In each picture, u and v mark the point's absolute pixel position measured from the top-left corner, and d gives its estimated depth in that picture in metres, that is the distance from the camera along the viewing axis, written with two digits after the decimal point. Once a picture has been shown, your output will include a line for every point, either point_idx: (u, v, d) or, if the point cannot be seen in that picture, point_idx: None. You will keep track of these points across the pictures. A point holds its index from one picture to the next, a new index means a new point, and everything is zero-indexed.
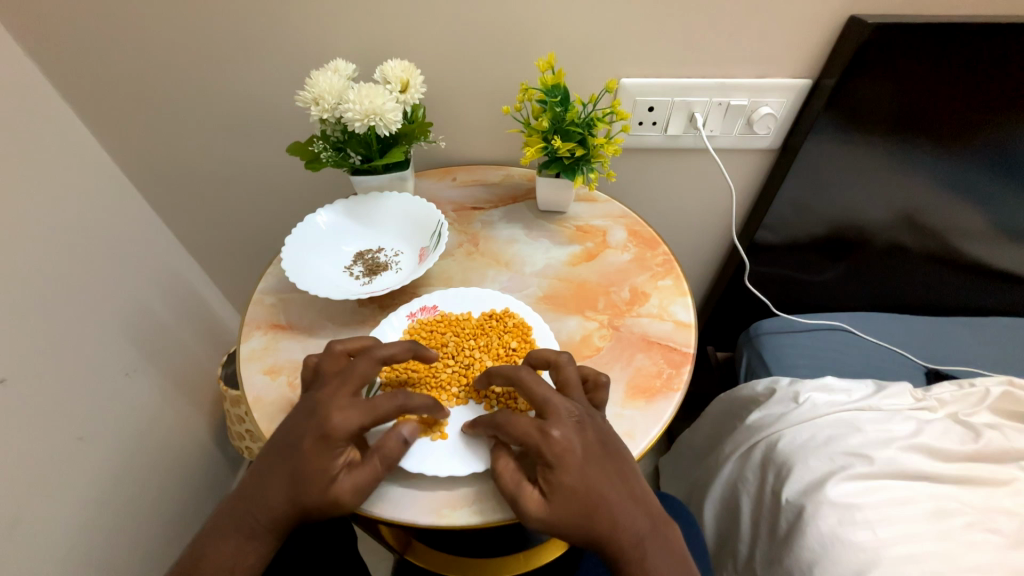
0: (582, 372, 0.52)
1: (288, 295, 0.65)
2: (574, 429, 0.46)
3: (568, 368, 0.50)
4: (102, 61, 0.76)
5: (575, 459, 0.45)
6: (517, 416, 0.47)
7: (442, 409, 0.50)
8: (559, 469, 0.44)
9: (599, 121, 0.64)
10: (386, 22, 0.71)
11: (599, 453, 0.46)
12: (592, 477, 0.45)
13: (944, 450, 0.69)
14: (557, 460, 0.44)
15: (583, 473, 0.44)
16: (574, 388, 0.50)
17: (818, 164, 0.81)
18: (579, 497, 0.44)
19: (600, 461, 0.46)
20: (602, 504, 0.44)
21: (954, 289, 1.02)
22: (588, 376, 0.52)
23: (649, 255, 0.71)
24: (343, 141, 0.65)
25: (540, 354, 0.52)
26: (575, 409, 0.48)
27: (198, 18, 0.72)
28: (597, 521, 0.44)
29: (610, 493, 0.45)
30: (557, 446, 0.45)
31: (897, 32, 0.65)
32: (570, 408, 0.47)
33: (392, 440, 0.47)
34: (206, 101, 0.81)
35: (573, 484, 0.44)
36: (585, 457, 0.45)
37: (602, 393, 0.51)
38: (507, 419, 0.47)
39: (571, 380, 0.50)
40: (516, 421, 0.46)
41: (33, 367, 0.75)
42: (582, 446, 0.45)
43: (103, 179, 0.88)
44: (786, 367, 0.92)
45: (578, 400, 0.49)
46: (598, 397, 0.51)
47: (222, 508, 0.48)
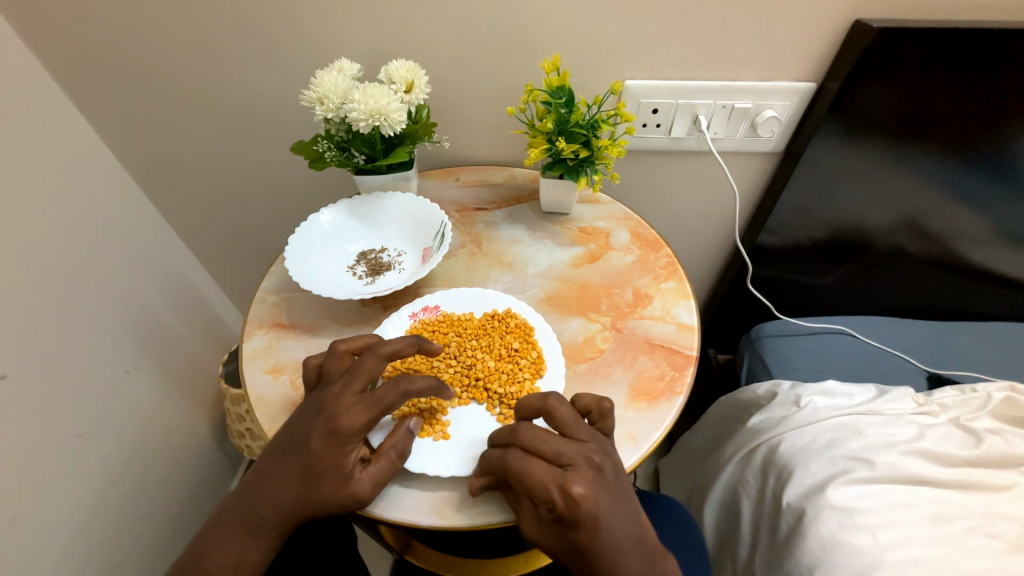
0: (583, 404, 0.49)
1: (291, 294, 0.65)
2: (594, 477, 0.43)
3: (562, 410, 0.47)
4: (105, 59, 0.77)
5: (595, 512, 0.42)
6: (532, 464, 0.43)
7: (445, 391, 0.51)
8: (576, 524, 0.42)
9: (604, 123, 0.64)
10: (391, 23, 0.71)
11: (617, 500, 0.44)
12: (611, 529, 0.42)
13: (945, 455, 0.69)
14: (576, 516, 0.42)
15: (601, 529, 0.42)
16: (575, 426, 0.46)
17: (822, 168, 0.81)
18: (597, 552, 0.42)
19: (618, 508, 0.43)
20: (620, 556, 0.42)
21: (955, 293, 1.02)
22: (591, 407, 0.49)
23: (651, 257, 0.71)
24: (346, 141, 0.65)
25: (530, 402, 0.49)
26: (588, 451, 0.45)
27: (201, 17, 0.72)
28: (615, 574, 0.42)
29: (628, 543, 0.43)
30: (576, 500, 0.42)
31: (900, 38, 0.65)
32: (587, 451, 0.44)
33: (403, 432, 0.48)
34: (209, 98, 0.81)
35: (592, 538, 0.42)
36: (606, 507, 0.43)
37: (603, 421, 0.49)
38: (520, 468, 0.44)
39: (572, 418, 0.47)
40: (528, 471, 0.43)
41: (34, 363, 0.75)
42: (601, 495, 0.43)
43: (106, 176, 0.88)
44: (787, 370, 0.92)
45: (586, 438, 0.46)
46: (605, 426, 0.49)
47: (227, 505, 0.48)
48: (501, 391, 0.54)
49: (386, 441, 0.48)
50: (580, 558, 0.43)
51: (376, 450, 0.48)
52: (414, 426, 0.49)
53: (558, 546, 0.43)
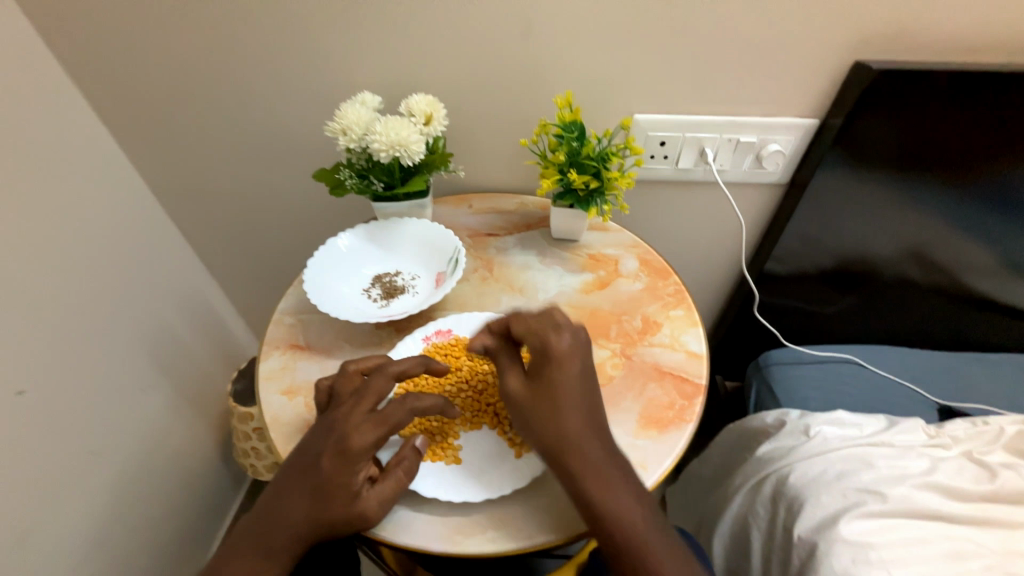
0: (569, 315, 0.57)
1: (307, 315, 0.67)
2: (582, 341, 0.51)
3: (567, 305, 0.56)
4: (140, 90, 0.81)
5: (571, 363, 0.50)
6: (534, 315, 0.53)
7: (450, 407, 0.53)
8: (554, 364, 0.49)
9: (614, 156, 0.66)
10: (412, 60, 0.76)
11: (590, 371, 0.51)
12: (577, 383, 0.49)
13: (959, 489, 0.68)
14: (556, 357, 0.50)
15: (571, 378, 0.49)
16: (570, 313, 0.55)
17: (826, 198, 0.83)
18: (560, 395, 0.48)
19: (589, 376, 0.51)
20: (576, 412, 0.48)
21: (962, 323, 1.02)
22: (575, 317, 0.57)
23: (660, 285, 0.72)
24: (367, 169, 0.68)
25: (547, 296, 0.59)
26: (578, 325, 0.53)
27: (233, 53, 0.77)
28: (567, 423, 0.47)
29: (585, 404, 0.49)
30: (560, 345, 0.50)
31: (898, 78, 0.68)
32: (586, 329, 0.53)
33: (410, 447, 0.49)
34: (236, 127, 0.85)
35: (561, 380, 0.49)
36: (579, 363, 0.50)
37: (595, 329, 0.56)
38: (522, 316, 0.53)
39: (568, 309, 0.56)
40: (530, 318, 0.52)
41: (52, 379, 0.77)
42: (581, 355, 0.51)
43: (133, 198, 0.92)
44: (795, 399, 0.91)
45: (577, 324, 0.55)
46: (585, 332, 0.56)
47: (238, 529, 0.48)
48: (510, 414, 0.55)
49: (393, 457, 0.49)
50: (542, 398, 0.48)
51: (384, 469, 0.48)
52: (421, 445, 0.50)
53: (527, 386, 0.50)
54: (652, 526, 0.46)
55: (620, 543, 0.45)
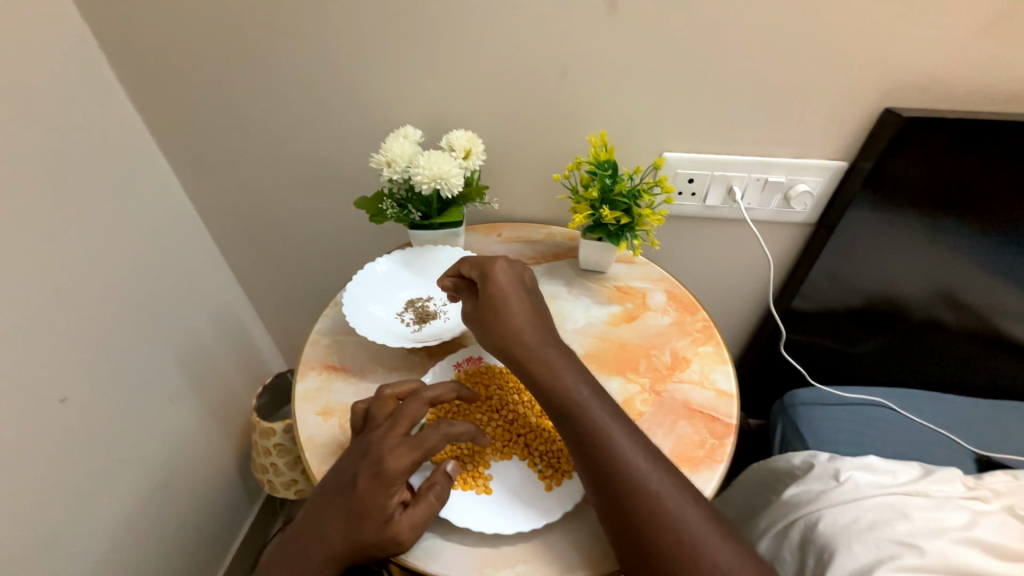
0: None
1: (343, 336, 0.69)
2: (512, 264, 0.61)
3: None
4: (198, 118, 0.87)
5: (505, 278, 0.59)
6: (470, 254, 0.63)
7: (483, 436, 0.54)
8: (488, 278, 0.59)
9: (645, 193, 0.68)
10: (452, 97, 0.80)
11: (523, 283, 0.60)
12: (511, 290, 0.58)
13: (1002, 547, 0.65)
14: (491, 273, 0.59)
15: (505, 288, 0.58)
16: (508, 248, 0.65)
17: (856, 238, 0.83)
18: (497, 301, 0.57)
19: (525, 289, 0.59)
20: (512, 314, 0.56)
21: (999, 370, 0.99)
22: None
23: (688, 320, 0.72)
24: (406, 198, 0.71)
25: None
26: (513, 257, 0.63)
27: (286, 87, 0.82)
28: (507, 321, 0.56)
29: (522, 307, 0.57)
30: (492, 266, 0.60)
31: (929, 125, 0.69)
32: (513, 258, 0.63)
33: (441, 470, 0.50)
34: (282, 154, 0.90)
35: (494, 290, 0.58)
36: (512, 277, 0.59)
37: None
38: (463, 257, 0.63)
39: None
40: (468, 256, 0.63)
41: (94, 387, 0.80)
42: (513, 272, 0.60)
43: (180, 216, 0.97)
44: (824, 442, 0.89)
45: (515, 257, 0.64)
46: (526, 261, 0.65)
47: (277, 548, 0.50)
48: (542, 446, 0.55)
49: (426, 480, 0.50)
50: (485, 308, 0.57)
51: (417, 493, 0.49)
52: (453, 470, 0.50)
53: (475, 306, 0.59)
54: (596, 403, 0.51)
55: (592, 435, 0.49)
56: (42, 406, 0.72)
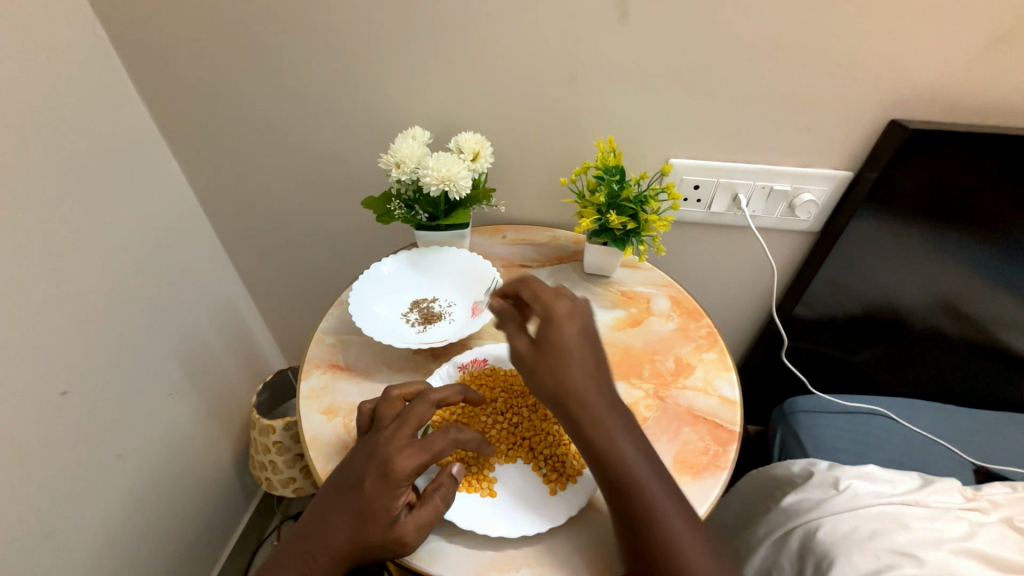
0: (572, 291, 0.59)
1: (347, 335, 0.69)
2: (579, 310, 0.53)
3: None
4: (205, 114, 0.87)
5: (571, 327, 0.51)
6: (533, 285, 0.54)
7: (487, 445, 0.53)
8: (553, 326, 0.51)
9: (652, 199, 0.69)
10: (460, 99, 0.80)
11: (589, 330, 0.52)
12: (577, 340, 0.51)
13: (1001, 558, 0.65)
14: (556, 319, 0.51)
15: (570, 341, 0.50)
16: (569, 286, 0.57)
17: (859, 248, 0.84)
18: (559, 354, 0.50)
19: (592, 343, 0.51)
20: (575, 372, 0.49)
21: (997, 381, 0.99)
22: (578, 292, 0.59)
23: (692, 326, 0.73)
24: (414, 199, 0.71)
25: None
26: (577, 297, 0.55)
27: (293, 85, 0.82)
28: (569, 381, 0.49)
29: (588, 362, 0.50)
30: (558, 310, 0.52)
31: (934, 137, 0.70)
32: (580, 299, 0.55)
33: (447, 472, 0.50)
34: (287, 151, 0.90)
35: (558, 341, 0.50)
36: (579, 327, 0.52)
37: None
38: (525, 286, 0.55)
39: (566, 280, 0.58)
40: (531, 287, 0.54)
41: (94, 381, 0.80)
42: (580, 321, 0.52)
43: (184, 212, 0.97)
44: (824, 450, 0.89)
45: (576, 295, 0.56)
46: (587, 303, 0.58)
47: (279, 548, 0.49)
48: (547, 450, 0.55)
49: (431, 483, 0.49)
50: (546, 357, 0.50)
51: (422, 495, 0.49)
52: (458, 473, 0.50)
53: (530, 347, 0.51)
54: (657, 482, 0.47)
55: (649, 516, 0.45)
56: (41, 400, 0.72)
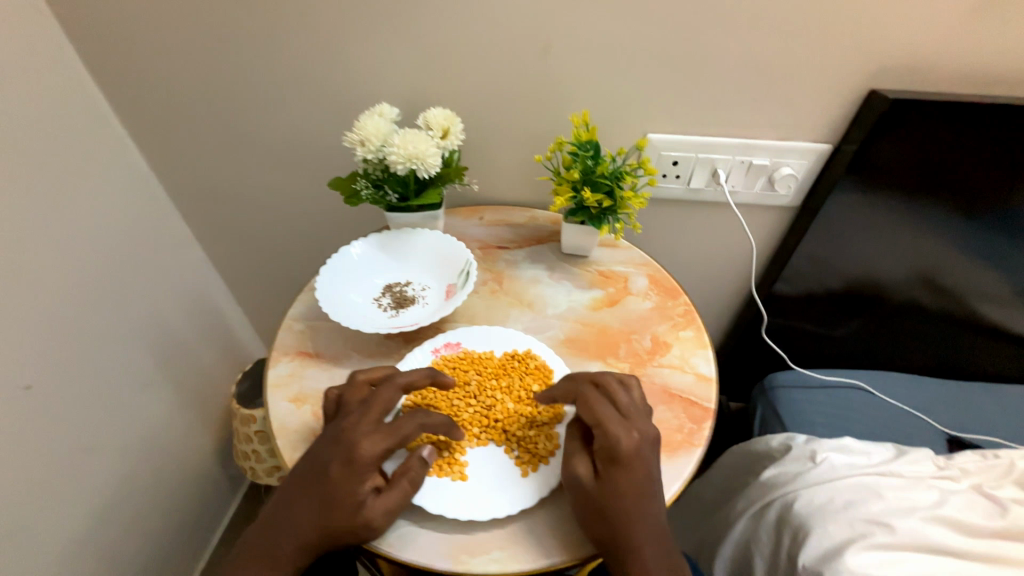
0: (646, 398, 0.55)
1: (317, 322, 0.67)
2: (649, 437, 0.49)
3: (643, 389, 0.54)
4: (161, 93, 0.82)
5: (639, 464, 0.48)
6: (600, 404, 0.50)
7: (457, 429, 0.51)
8: (623, 462, 0.47)
9: (628, 175, 0.67)
10: (430, 72, 0.76)
11: (655, 466, 0.49)
12: (643, 481, 0.47)
13: (968, 524, 0.67)
14: (626, 454, 0.47)
15: (637, 480, 0.47)
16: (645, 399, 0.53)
17: (839, 222, 0.83)
18: (625, 497, 0.46)
19: (656, 481, 0.48)
20: (639, 519, 0.46)
21: (970, 352, 1.01)
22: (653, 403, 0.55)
23: (669, 304, 0.72)
24: (382, 179, 0.69)
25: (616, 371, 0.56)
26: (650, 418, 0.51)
27: (252, 60, 0.78)
28: (631, 529, 0.46)
29: (650, 507, 0.47)
30: (631, 442, 0.48)
31: (914, 107, 0.68)
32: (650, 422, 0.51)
33: (415, 455, 0.49)
34: (252, 131, 0.86)
35: (625, 481, 0.47)
36: (649, 466, 0.48)
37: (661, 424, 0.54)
38: (590, 404, 0.50)
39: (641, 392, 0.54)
40: (598, 407, 0.50)
41: (59, 375, 0.77)
42: (647, 455, 0.48)
43: (148, 199, 0.93)
44: (802, 423, 0.90)
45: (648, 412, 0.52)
46: None
47: (243, 540, 0.48)
48: (519, 432, 0.55)
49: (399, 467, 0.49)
50: (607, 493, 0.47)
51: (389, 479, 0.48)
52: (428, 454, 0.49)
53: (592, 475, 0.48)
54: None
55: None
56: (4, 395, 0.69)
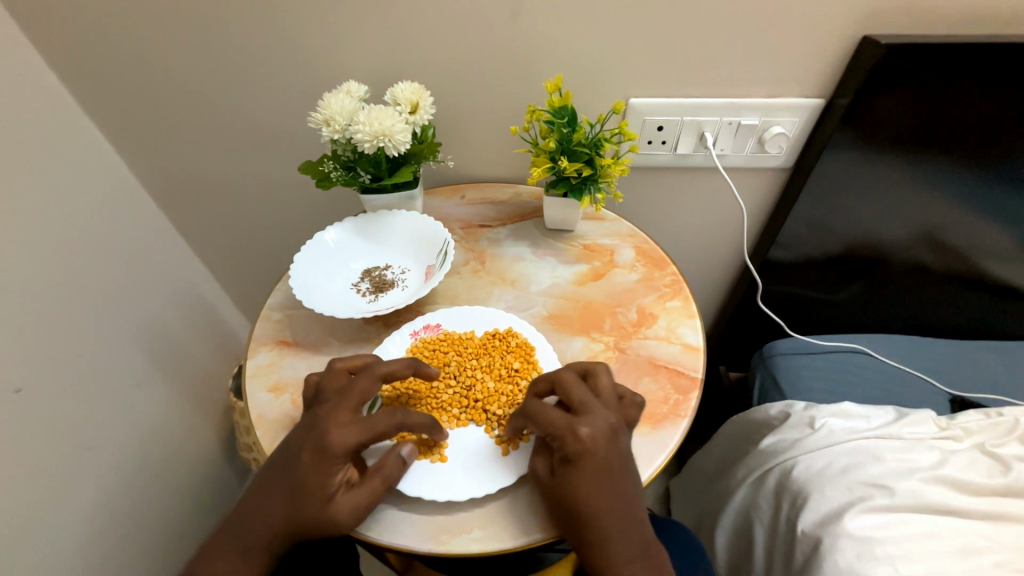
0: (618, 388, 0.52)
1: (295, 311, 0.67)
2: (603, 433, 0.47)
3: (606, 378, 0.51)
4: (125, 82, 0.79)
5: (594, 464, 0.46)
6: (549, 409, 0.48)
7: (440, 430, 0.50)
8: (574, 465, 0.46)
9: (606, 142, 0.64)
10: (398, 44, 0.73)
11: (614, 464, 0.46)
12: (596, 483, 0.45)
13: (970, 483, 0.66)
14: (576, 456, 0.46)
15: (592, 481, 0.45)
16: (608, 395, 0.50)
17: (835, 181, 0.80)
18: (581, 500, 0.45)
19: (617, 476, 0.46)
20: (601, 517, 0.45)
21: (975, 311, 0.99)
22: (625, 393, 0.52)
23: (656, 275, 0.70)
24: (353, 160, 0.67)
25: (580, 362, 0.53)
26: (609, 415, 0.48)
27: (214, 42, 0.74)
28: (592, 527, 0.45)
29: (609, 506, 0.45)
30: (580, 446, 0.46)
31: (910, 52, 0.64)
32: (605, 415, 0.48)
33: (392, 453, 0.48)
34: (224, 118, 0.83)
35: (579, 484, 0.45)
36: (603, 465, 0.46)
37: (634, 411, 0.50)
38: (537, 410, 0.48)
39: (606, 387, 0.50)
40: (546, 412, 0.48)
41: (50, 377, 0.76)
42: (603, 452, 0.46)
43: (125, 194, 0.91)
44: (800, 389, 0.89)
45: (610, 407, 0.49)
46: (633, 414, 0.50)
47: (221, 524, 0.49)
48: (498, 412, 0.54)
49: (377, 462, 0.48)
50: (559, 496, 0.46)
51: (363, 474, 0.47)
52: (405, 454, 0.48)
53: (546, 478, 0.47)
54: None
55: None
56: None
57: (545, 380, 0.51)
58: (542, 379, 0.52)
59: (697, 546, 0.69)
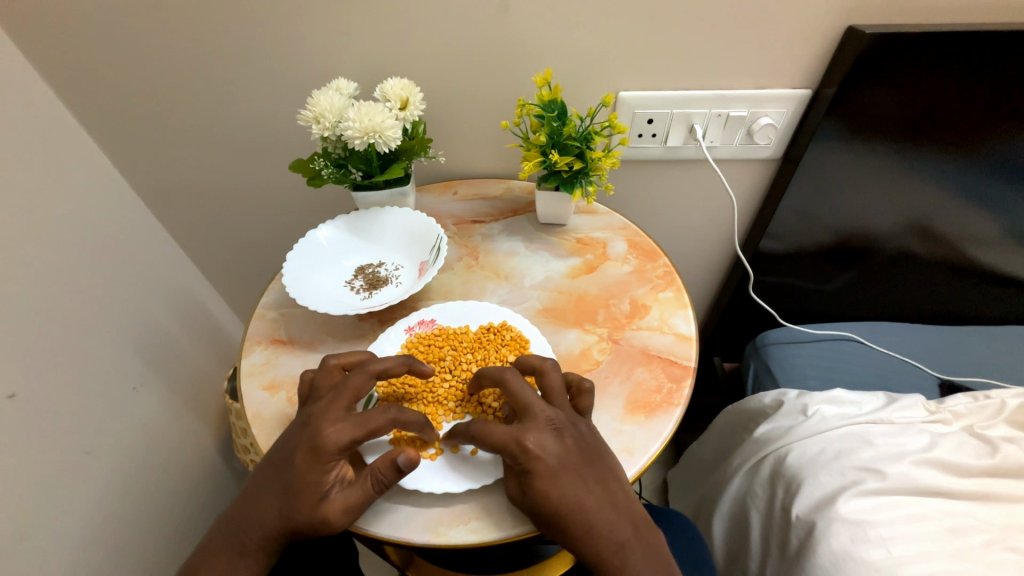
0: (567, 378, 0.53)
1: (289, 309, 0.67)
2: (551, 436, 0.47)
3: (552, 375, 0.51)
4: (111, 81, 0.78)
5: (550, 468, 0.46)
6: (494, 424, 0.47)
7: (430, 430, 0.50)
8: (532, 476, 0.45)
9: (597, 135, 0.65)
10: (388, 40, 0.73)
11: (574, 461, 0.47)
12: (561, 486, 0.46)
13: (959, 465, 0.67)
14: (531, 467, 0.46)
15: (558, 482, 0.46)
16: (555, 393, 0.50)
17: (822, 172, 0.80)
18: (554, 503, 0.45)
19: (579, 472, 0.47)
20: (580, 512, 0.46)
21: (963, 296, 1.00)
22: (573, 382, 0.53)
23: (649, 267, 0.71)
24: (344, 158, 0.67)
25: (523, 359, 0.53)
26: (556, 415, 0.49)
27: (201, 40, 0.74)
28: (573, 525, 0.45)
29: (583, 502, 0.46)
30: (530, 456, 0.46)
31: (895, 43, 0.65)
32: (551, 414, 0.49)
33: (387, 459, 0.46)
34: (213, 117, 0.83)
35: (546, 490, 0.45)
36: (561, 468, 0.46)
37: (585, 398, 0.51)
38: (482, 430, 0.47)
39: (555, 385, 0.51)
40: (490, 428, 0.47)
41: (44, 381, 0.75)
42: (557, 454, 0.47)
43: (115, 196, 0.90)
44: (794, 377, 0.90)
45: (559, 406, 0.50)
46: (582, 402, 0.52)
47: (219, 524, 0.49)
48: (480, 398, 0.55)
49: (372, 464, 0.47)
50: (529, 506, 0.46)
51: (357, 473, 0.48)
52: (401, 463, 0.46)
53: (512, 492, 0.47)
54: None
55: None
56: None
57: (492, 377, 0.51)
58: (486, 376, 0.52)
59: (695, 535, 0.70)
